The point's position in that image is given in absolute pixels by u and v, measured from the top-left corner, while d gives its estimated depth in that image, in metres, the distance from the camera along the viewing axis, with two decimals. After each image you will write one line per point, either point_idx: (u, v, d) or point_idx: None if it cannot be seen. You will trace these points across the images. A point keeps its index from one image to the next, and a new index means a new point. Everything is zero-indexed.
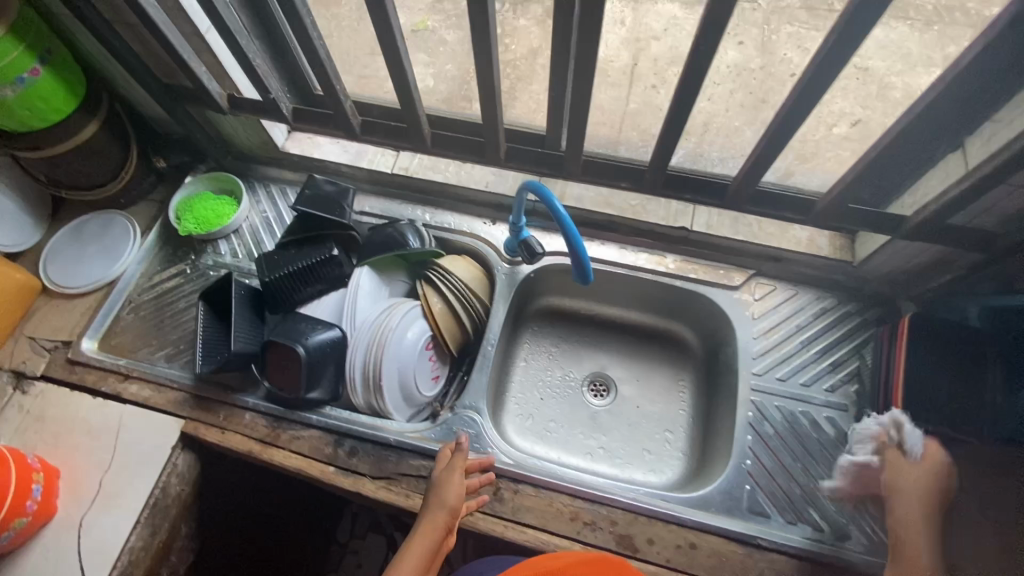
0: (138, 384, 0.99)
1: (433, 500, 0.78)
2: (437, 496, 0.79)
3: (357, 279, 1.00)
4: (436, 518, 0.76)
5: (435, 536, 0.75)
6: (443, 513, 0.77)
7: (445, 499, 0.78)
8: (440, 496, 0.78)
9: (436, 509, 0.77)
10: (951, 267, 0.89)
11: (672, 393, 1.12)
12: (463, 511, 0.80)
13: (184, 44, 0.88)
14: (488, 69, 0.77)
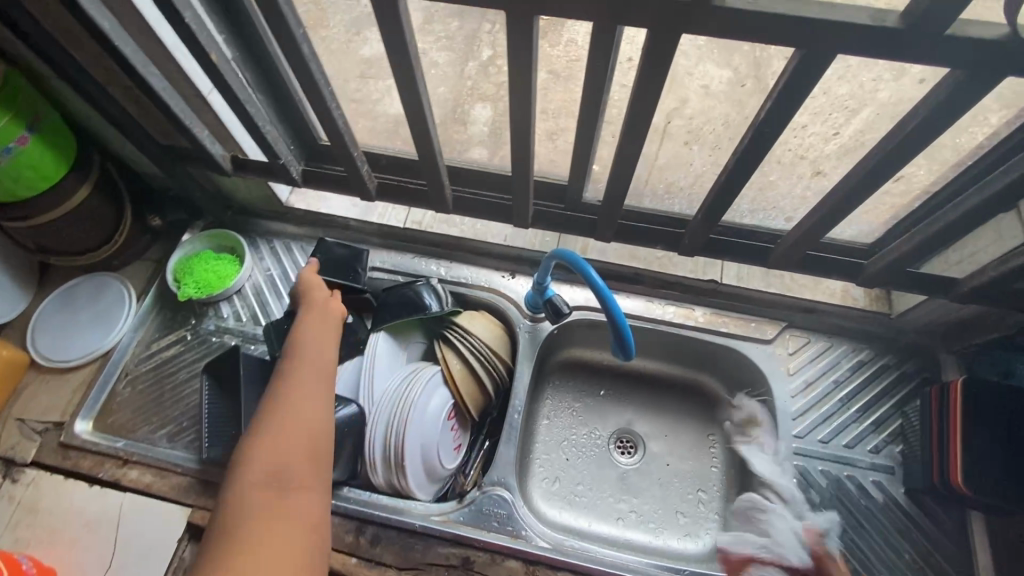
0: (138, 469, 0.92)
1: (297, 339, 0.81)
2: (302, 337, 0.81)
3: (374, 346, 0.95)
4: (301, 348, 0.79)
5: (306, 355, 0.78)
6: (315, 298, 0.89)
7: (305, 334, 0.82)
8: (301, 335, 0.82)
9: (299, 341, 0.80)
10: (998, 324, 0.85)
11: (704, 450, 1.06)
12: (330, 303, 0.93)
13: (186, 109, 0.82)
14: (521, 137, 0.73)
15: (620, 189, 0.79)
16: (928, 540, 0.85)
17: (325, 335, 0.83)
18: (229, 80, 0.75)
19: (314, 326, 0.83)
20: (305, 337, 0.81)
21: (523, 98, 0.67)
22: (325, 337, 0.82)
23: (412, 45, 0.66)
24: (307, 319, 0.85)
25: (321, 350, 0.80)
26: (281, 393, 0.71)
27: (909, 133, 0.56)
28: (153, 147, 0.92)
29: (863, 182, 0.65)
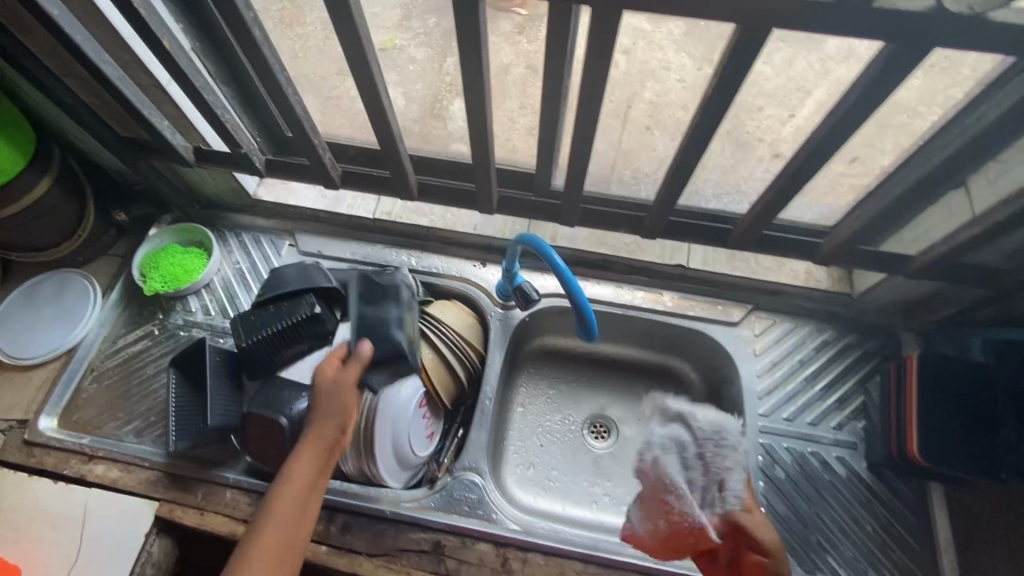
0: (104, 465, 0.91)
1: (313, 426, 0.78)
2: (316, 420, 0.78)
3: (340, 335, 0.92)
4: (313, 442, 0.76)
5: (308, 481, 0.74)
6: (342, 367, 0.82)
7: (320, 419, 0.78)
8: (317, 420, 0.78)
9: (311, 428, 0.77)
10: (953, 301, 0.88)
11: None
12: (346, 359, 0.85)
13: (142, 97, 0.81)
14: (479, 121, 0.74)
15: (580, 170, 0.79)
16: (890, 512, 0.87)
17: (339, 440, 0.78)
18: (184, 66, 0.74)
19: (332, 421, 0.78)
20: (321, 425, 0.77)
21: (477, 78, 0.67)
22: (338, 442, 0.77)
23: (365, 27, 0.66)
24: (326, 395, 0.79)
25: (330, 457, 0.76)
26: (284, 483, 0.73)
27: (850, 107, 0.58)
28: (112, 139, 0.91)
29: (812, 160, 0.66)
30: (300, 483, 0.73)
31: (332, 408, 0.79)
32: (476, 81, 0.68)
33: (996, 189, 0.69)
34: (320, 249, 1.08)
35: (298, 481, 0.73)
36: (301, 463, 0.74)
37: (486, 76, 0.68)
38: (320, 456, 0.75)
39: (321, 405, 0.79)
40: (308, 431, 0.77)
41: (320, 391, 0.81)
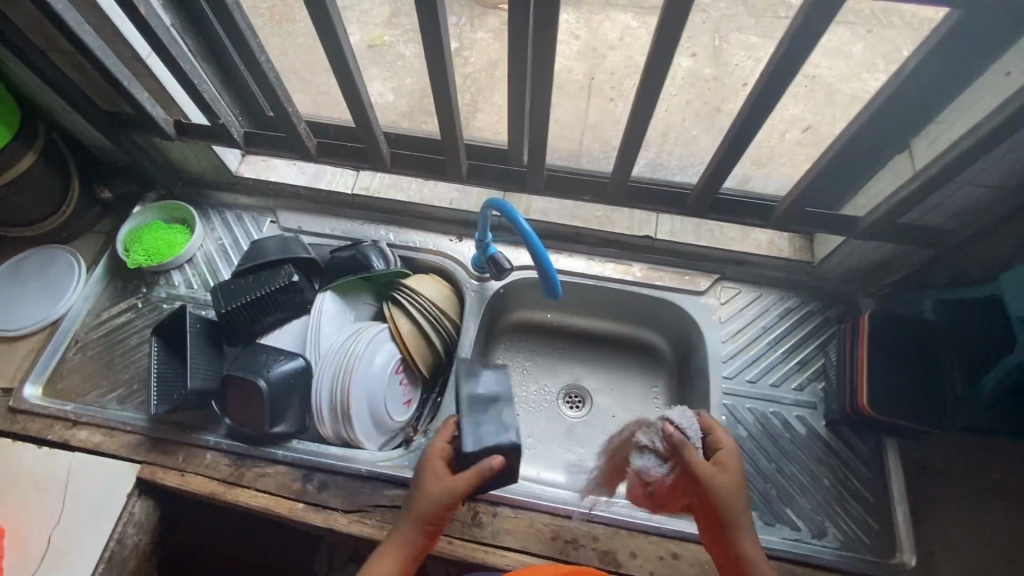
0: (87, 430, 0.94)
1: (417, 487, 0.72)
2: (421, 482, 0.72)
3: (320, 305, 0.97)
4: (417, 511, 0.70)
5: (411, 551, 0.69)
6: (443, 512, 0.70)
7: (424, 482, 0.71)
8: (422, 485, 0.71)
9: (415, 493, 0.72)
10: (905, 263, 0.91)
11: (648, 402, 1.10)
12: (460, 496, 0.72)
13: (123, 70, 0.84)
14: (442, 87, 0.78)
15: (538, 136, 0.82)
16: (848, 467, 0.91)
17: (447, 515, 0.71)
18: (160, 36, 0.78)
19: (438, 495, 0.70)
20: (429, 497, 0.70)
21: (435, 41, 0.71)
22: (445, 516, 0.71)
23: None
24: (437, 460, 0.73)
25: (434, 527, 0.70)
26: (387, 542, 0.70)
27: (785, 63, 0.62)
28: (95, 113, 0.94)
29: (756, 120, 0.70)
30: (407, 554, 0.68)
31: (440, 477, 0.71)
32: (435, 44, 0.72)
33: (933, 146, 0.73)
34: (301, 225, 1.11)
35: (404, 551, 0.68)
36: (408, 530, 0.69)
37: (445, 40, 0.71)
38: (424, 529, 0.69)
39: (428, 469, 0.72)
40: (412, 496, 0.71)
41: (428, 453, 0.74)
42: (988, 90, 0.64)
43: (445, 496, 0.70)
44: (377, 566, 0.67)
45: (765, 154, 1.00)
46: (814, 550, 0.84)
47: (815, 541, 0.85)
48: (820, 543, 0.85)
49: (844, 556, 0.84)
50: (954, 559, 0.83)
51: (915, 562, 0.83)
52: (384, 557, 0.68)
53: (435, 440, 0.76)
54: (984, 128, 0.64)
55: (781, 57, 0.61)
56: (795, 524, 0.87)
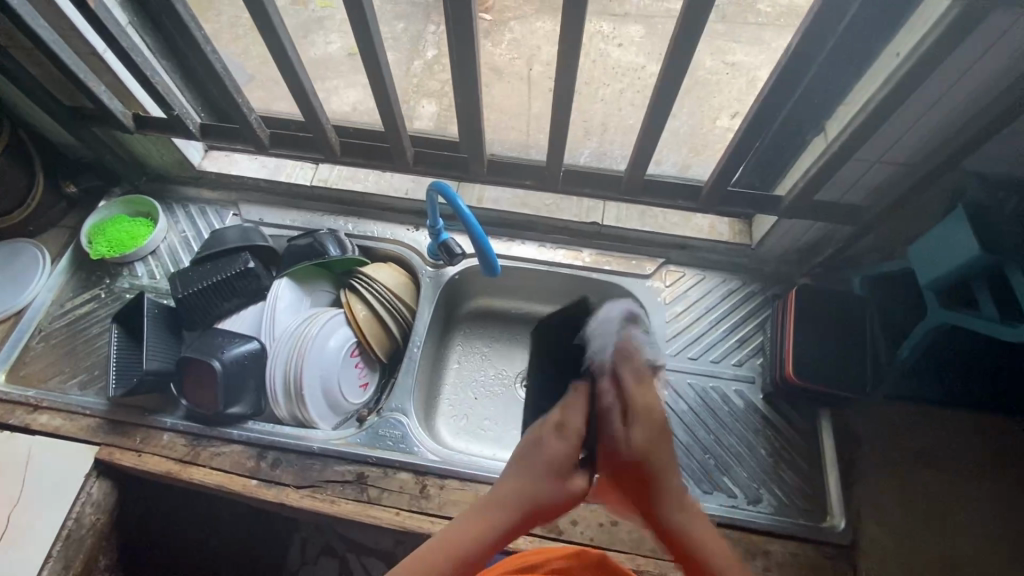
0: (47, 414, 0.97)
1: (530, 456, 0.56)
2: (540, 460, 0.55)
3: (276, 291, 1.00)
4: (524, 488, 0.54)
5: (503, 536, 0.52)
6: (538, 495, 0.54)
7: (545, 465, 0.55)
8: (537, 462, 0.55)
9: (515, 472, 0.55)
10: (832, 242, 0.96)
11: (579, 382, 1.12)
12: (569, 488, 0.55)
13: (80, 64, 0.88)
14: (378, 76, 0.83)
15: (474, 122, 0.87)
16: (784, 438, 0.94)
17: (555, 511, 0.55)
18: (113, 31, 0.82)
19: (557, 478, 0.54)
20: (543, 472, 0.55)
21: (365, 32, 0.76)
22: (553, 513, 0.55)
23: None
24: (566, 440, 0.56)
25: (535, 523, 0.54)
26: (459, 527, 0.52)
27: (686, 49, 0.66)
28: (56, 108, 0.97)
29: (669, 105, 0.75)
30: (493, 537, 0.52)
31: (564, 449, 0.56)
32: (365, 35, 0.76)
33: (841, 125, 0.77)
34: (262, 217, 1.15)
35: (493, 532, 0.52)
36: (509, 505, 0.53)
37: (374, 32, 0.76)
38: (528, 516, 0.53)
39: (552, 454, 0.55)
40: (524, 465, 0.55)
41: (559, 428, 0.57)
42: (881, 71, 0.69)
43: (562, 483, 0.55)
44: (458, 531, 0.52)
45: (701, 142, 1.09)
46: (749, 516, 0.87)
47: (750, 506, 0.89)
48: (754, 509, 0.88)
49: (777, 520, 0.87)
50: (882, 521, 0.86)
51: (844, 525, 0.86)
52: (467, 530, 0.52)
53: (564, 417, 0.58)
54: (876, 105, 0.69)
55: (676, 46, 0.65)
56: (731, 492, 0.90)
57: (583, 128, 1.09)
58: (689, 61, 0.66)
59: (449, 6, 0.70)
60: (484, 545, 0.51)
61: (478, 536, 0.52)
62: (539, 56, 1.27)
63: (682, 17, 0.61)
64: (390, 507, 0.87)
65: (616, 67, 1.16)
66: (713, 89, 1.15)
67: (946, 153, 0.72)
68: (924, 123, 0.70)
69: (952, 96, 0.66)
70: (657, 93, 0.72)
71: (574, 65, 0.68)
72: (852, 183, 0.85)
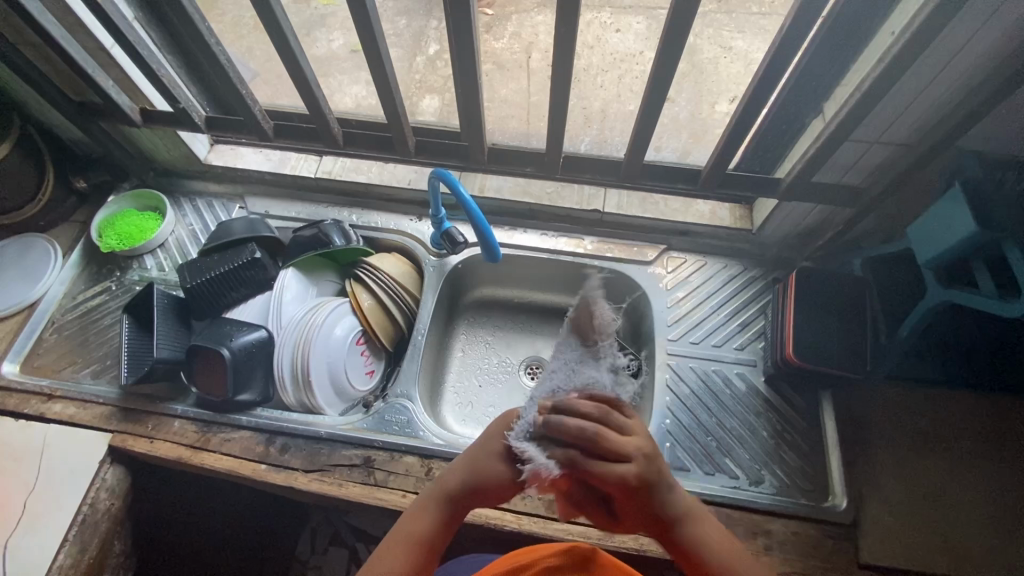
0: (62, 403, 0.99)
1: (479, 447, 0.60)
2: (485, 440, 0.60)
3: (282, 281, 1.02)
4: (462, 476, 0.58)
5: (447, 513, 0.58)
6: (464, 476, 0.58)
7: (484, 460, 0.58)
8: (478, 444, 0.60)
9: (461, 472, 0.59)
10: (832, 224, 0.96)
11: None
12: (497, 486, 0.57)
13: (88, 59, 0.90)
14: (378, 66, 0.84)
15: (474, 110, 0.88)
16: (785, 420, 0.95)
17: (491, 492, 0.58)
18: (118, 24, 0.84)
19: (491, 454, 0.58)
20: (478, 466, 0.58)
21: (366, 23, 0.77)
22: (498, 492, 0.58)
23: None
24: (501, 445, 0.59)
25: (480, 499, 0.59)
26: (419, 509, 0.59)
27: (675, 42, 0.66)
28: (63, 102, 0.99)
29: (662, 96, 0.75)
30: (436, 519, 0.58)
31: (495, 446, 0.58)
32: (366, 25, 0.77)
33: (838, 107, 0.78)
34: (267, 210, 1.16)
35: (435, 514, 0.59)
36: (451, 481, 0.59)
37: (374, 21, 0.77)
38: (467, 496, 0.58)
39: (491, 439, 0.59)
40: (469, 456, 0.59)
41: (504, 423, 0.60)
42: (877, 49, 0.70)
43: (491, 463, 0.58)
44: (416, 512, 0.59)
45: (700, 128, 1.10)
46: (751, 496, 0.88)
47: (752, 487, 0.90)
48: (757, 489, 0.89)
49: (779, 499, 0.88)
50: (884, 500, 0.87)
51: (846, 504, 0.87)
52: (424, 513, 0.58)
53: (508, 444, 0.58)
54: (870, 84, 0.70)
55: (667, 35, 0.66)
56: (733, 473, 0.91)
57: (583, 116, 1.10)
58: (682, 45, 0.67)
59: None
60: (436, 520, 0.58)
61: (430, 507, 0.58)
62: (538, 45, 1.28)
63: (676, 4, 0.62)
64: (397, 490, 0.89)
65: (613, 53, 1.17)
66: (712, 74, 1.16)
67: (943, 133, 0.72)
68: (921, 100, 0.71)
69: (948, 72, 0.66)
70: (653, 78, 0.72)
71: (572, 52, 0.69)
72: (851, 164, 0.85)
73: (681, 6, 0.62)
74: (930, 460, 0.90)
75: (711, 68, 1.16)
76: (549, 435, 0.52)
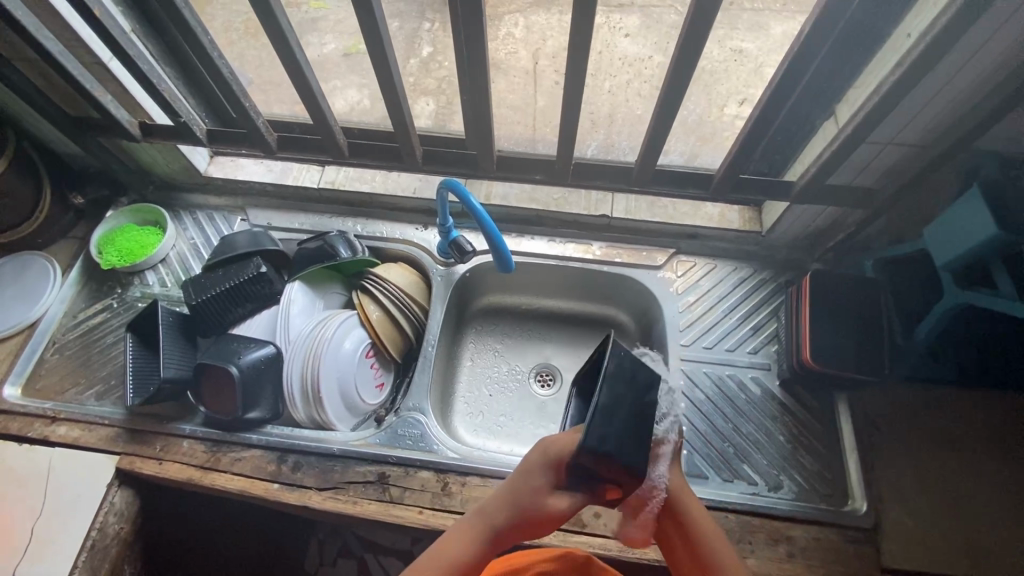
0: (66, 425, 0.97)
1: (521, 478, 0.59)
2: (526, 470, 0.59)
3: (289, 295, 1.00)
4: (505, 509, 0.58)
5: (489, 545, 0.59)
6: (508, 508, 0.58)
7: (529, 495, 0.58)
8: (520, 475, 0.59)
9: (504, 502, 0.59)
10: (844, 225, 0.96)
11: None
12: (541, 520, 0.58)
13: (87, 74, 0.88)
14: (386, 75, 0.82)
15: (483, 119, 0.87)
16: (801, 424, 0.94)
17: (535, 526, 0.58)
18: (117, 38, 0.82)
19: (536, 489, 0.58)
20: (522, 500, 0.58)
21: (374, 32, 0.76)
22: (541, 525, 0.58)
23: None
24: (545, 480, 0.58)
25: (522, 532, 0.59)
26: (459, 539, 0.58)
27: (691, 47, 0.65)
28: (60, 118, 0.97)
29: (676, 101, 0.74)
30: (477, 550, 0.58)
31: (539, 481, 0.58)
32: (373, 34, 0.76)
33: (853, 109, 0.77)
34: (270, 221, 1.14)
35: (479, 546, 0.58)
36: (494, 513, 0.59)
37: (382, 30, 0.76)
38: (510, 530, 0.58)
39: (535, 473, 0.58)
40: (509, 490, 0.59)
41: (543, 456, 0.58)
42: (894, 51, 0.69)
43: (538, 500, 0.58)
44: (455, 540, 0.58)
45: (707, 131, 1.09)
46: (770, 502, 0.88)
47: (771, 493, 0.89)
48: (777, 495, 0.88)
49: (799, 505, 0.87)
50: (903, 503, 0.87)
51: (866, 508, 0.86)
52: (466, 547, 0.58)
53: (552, 479, 0.58)
54: (888, 87, 0.69)
55: (683, 42, 0.65)
56: (752, 480, 0.90)
57: (590, 120, 1.09)
58: (699, 51, 0.66)
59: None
60: (477, 553, 0.58)
61: (470, 544, 0.58)
62: (544, 50, 1.27)
63: (693, 10, 0.61)
64: (413, 506, 0.88)
65: (622, 58, 1.16)
66: (716, 75, 1.15)
67: (960, 134, 0.72)
68: (938, 101, 0.70)
69: (965, 75, 0.66)
70: (668, 84, 0.71)
71: (586, 60, 0.68)
72: (864, 166, 0.84)
73: (698, 12, 0.61)
74: (947, 459, 0.89)
75: (715, 69, 1.15)
76: (588, 444, 0.53)
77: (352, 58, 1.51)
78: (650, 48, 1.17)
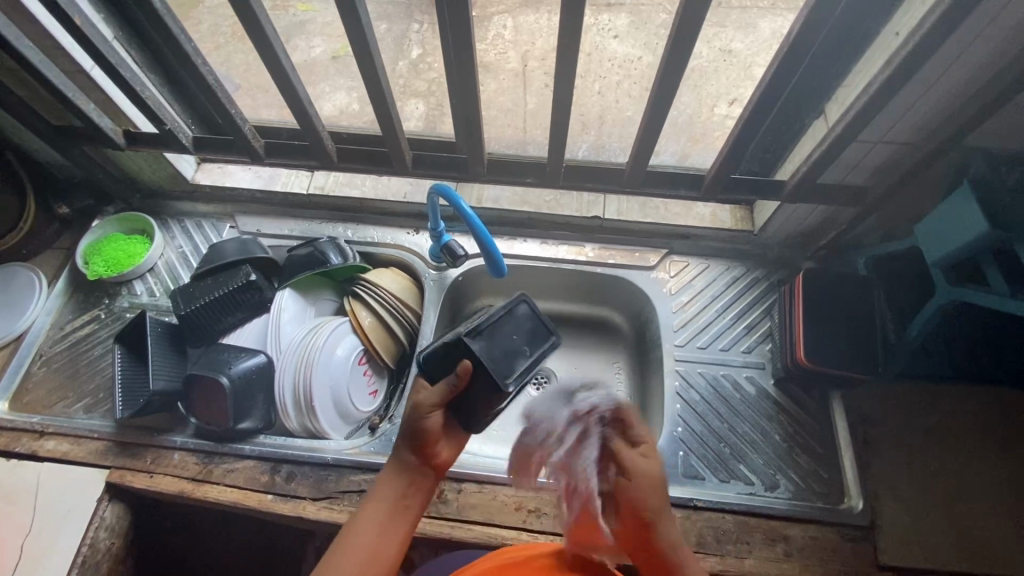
0: (54, 440, 0.95)
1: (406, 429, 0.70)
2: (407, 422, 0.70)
3: (279, 302, 0.99)
4: (404, 459, 0.68)
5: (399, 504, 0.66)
6: (407, 461, 0.68)
7: (418, 444, 0.68)
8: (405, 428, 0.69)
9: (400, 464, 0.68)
10: (836, 223, 0.96)
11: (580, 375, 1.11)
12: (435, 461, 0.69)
13: (69, 83, 0.86)
14: (374, 80, 0.81)
15: (472, 122, 0.86)
16: (796, 422, 0.94)
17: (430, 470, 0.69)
18: (99, 46, 0.80)
19: (420, 439, 0.68)
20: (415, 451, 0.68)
21: (360, 37, 0.75)
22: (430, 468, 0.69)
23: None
24: (431, 426, 0.67)
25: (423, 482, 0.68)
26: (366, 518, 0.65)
27: (680, 48, 0.65)
28: (43, 128, 0.95)
29: (666, 103, 0.73)
30: (392, 515, 0.65)
31: (424, 430, 0.67)
32: (360, 40, 0.75)
33: (843, 108, 0.77)
34: (259, 227, 1.13)
35: (386, 508, 0.66)
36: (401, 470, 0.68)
37: (368, 34, 0.75)
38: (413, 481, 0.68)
39: (415, 425, 0.67)
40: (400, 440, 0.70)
41: (418, 409, 0.68)
42: (883, 50, 0.69)
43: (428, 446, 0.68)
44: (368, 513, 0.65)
45: (698, 131, 1.09)
46: (767, 501, 0.87)
47: (768, 493, 0.89)
48: (773, 494, 0.88)
49: (796, 504, 0.87)
50: (899, 500, 0.87)
51: (862, 506, 0.86)
52: (378, 512, 0.65)
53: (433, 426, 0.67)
54: (877, 86, 0.69)
55: (672, 43, 0.64)
56: (748, 479, 0.90)
57: (580, 122, 1.09)
58: (688, 52, 0.65)
59: (442, 3, 0.68)
60: (384, 520, 0.65)
61: (382, 516, 0.65)
62: (533, 51, 1.26)
63: (682, 11, 0.60)
64: None
65: (612, 58, 1.16)
66: (706, 75, 1.15)
67: (950, 132, 0.72)
68: (927, 99, 0.70)
69: (953, 74, 0.66)
70: (659, 85, 0.71)
71: (575, 62, 0.68)
72: (855, 164, 0.84)
73: (687, 13, 0.60)
74: (940, 454, 0.90)
75: (705, 69, 1.16)
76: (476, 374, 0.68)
77: (341, 61, 1.50)
78: (640, 48, 1.17)
